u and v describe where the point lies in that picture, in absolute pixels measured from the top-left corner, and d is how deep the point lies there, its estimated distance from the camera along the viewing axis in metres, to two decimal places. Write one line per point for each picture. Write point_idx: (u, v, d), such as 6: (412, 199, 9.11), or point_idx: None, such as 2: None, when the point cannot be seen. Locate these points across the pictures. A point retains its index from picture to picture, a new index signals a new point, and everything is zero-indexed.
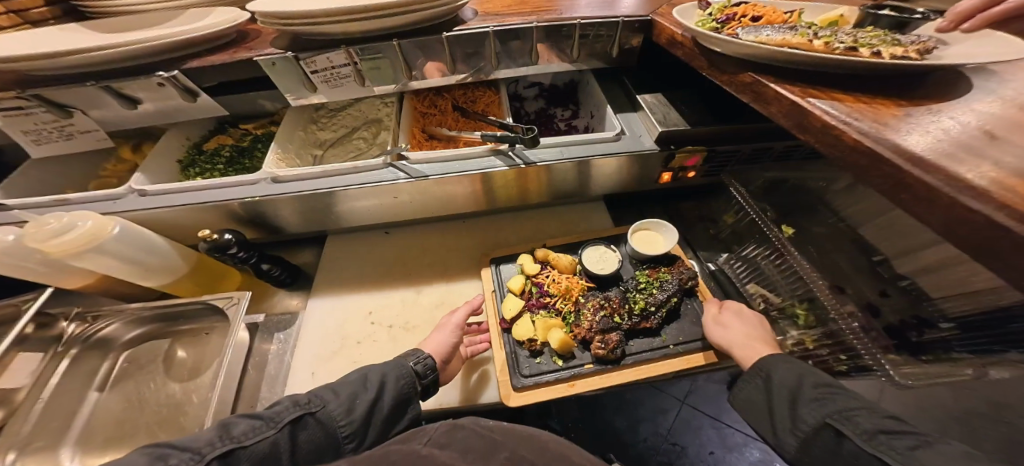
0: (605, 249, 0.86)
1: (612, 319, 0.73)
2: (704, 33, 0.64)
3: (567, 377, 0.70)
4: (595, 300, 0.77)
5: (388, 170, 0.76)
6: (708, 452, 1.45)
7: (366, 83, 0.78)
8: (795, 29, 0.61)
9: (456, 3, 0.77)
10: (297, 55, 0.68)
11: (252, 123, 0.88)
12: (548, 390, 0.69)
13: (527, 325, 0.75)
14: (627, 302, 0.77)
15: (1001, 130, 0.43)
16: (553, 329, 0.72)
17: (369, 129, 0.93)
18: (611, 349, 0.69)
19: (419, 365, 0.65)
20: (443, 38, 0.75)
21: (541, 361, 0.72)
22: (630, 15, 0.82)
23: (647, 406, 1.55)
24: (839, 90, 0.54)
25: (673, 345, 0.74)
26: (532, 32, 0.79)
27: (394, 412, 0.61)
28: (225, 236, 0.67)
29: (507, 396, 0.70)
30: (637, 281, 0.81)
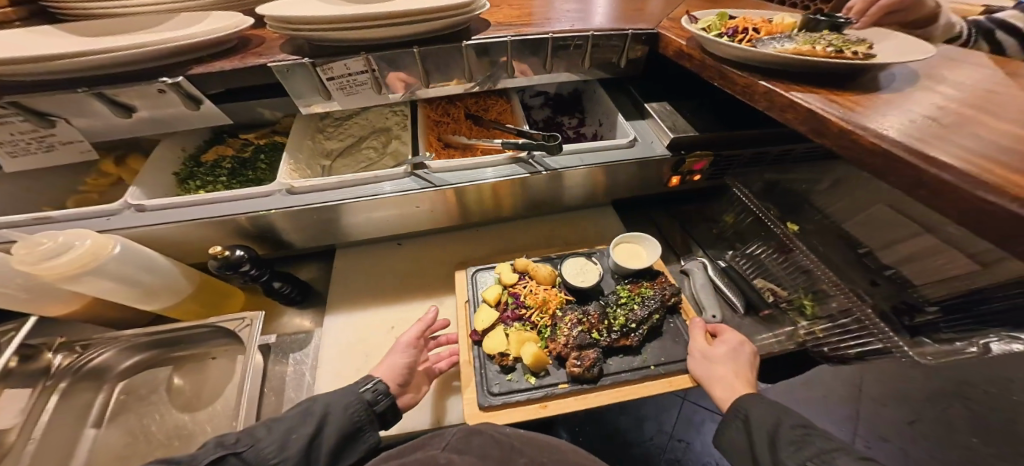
0: (586, 260, 0.84)
1: (590, 334, 0.69)
2: (725, 44, 0.67)
3: (537, 397, 0.65)
4: (573, 315, 0.72)
5: (409, 179, 0.75)
6: (713, 446, 1.47)
7: (382, 91, 0.76)
8: (796, 39, 0.66)
9: (472, 11, 0.77)
10: (314, 61, 0.65)
11: (252, 133, 0.83)
12: (518, 410, 0.64)
13: (499, 338, 0.70)
14: (607, 317, 0.73)
15: (995, 132, 0.48)
16: (527, 344, 0.67)
17: (378, 138, 0.90)
18: (586, 367, 0.65)
19: (370, 392, 0.57)
20: (463, 47, 0.75)
21: (513, 378, 0.67)
22: (637, 29, 0.86)
23: (651, 405, 1.57)
24: (824, 87, 0.63)
25: (654, 365, 0.69)
26: (546, 43, 0.81)
27: (340, 447, 0.53)
28: (237, 253, 0.63)
29: (473, 416, 0.64)
30: (619, 296, 0.77)
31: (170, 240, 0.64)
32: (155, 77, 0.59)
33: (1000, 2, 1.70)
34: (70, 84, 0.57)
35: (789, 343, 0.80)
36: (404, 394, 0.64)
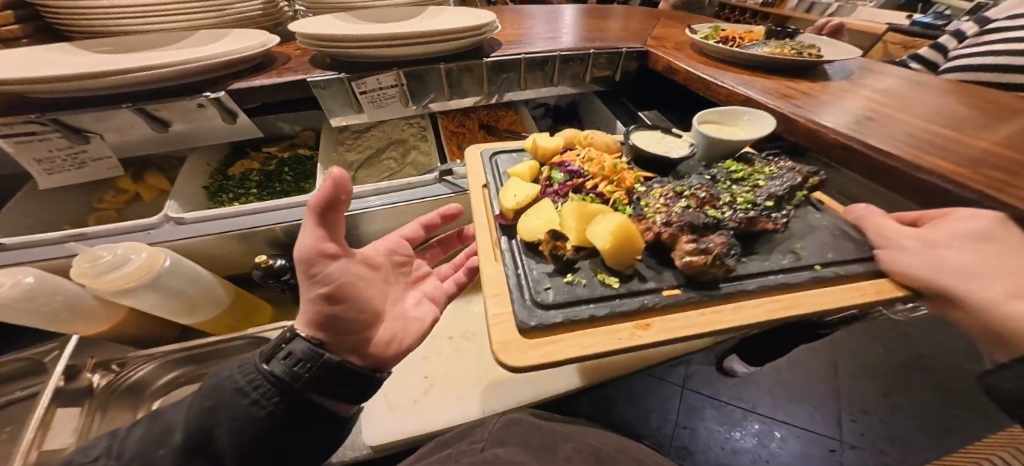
0: (661, 135, 0.83)
1: (708, 212, 0.63)
2: (724, 50, 0.84)
3: (625, 310, 0.53)
4: (672, 190, 0.67)
5: (439, 184, 0.81)
6: (716, 430, 1.57)
7: (409, 103, 0.81)
8: (775, 44, 0.88)
9: (486, 31, 0.84)
10: (351, 76, 0.69)
11: (273, 146, 0.85)
12: (601, 331, 0.52)
13: (545, 220, 0.62)
14: (730, 198, 0.66)
15: (920, 129, 0.61)
16: (599, 218, 0.59)
17: (396, 149, 0.94)
18: (711, 256, 0.54)
19: (283, 364, 0.45)
20: (484, 62, 0.81)
21: (574, 284, 0.57)
22: (630, 46, 0.97)
23: (655, 394, 1.67)
24: (788, 76, 0.84)
25: (818, 266, 0.61)
26: (553, 60, 0.90)
27: (246, 440, 0.42)
28: (279, 262, 0.69)
29: (520, 351, 0.49)
30: (729, 176, 0.73)
31: (206, 249, 0.69)
32: (192, 93, 0.61)
33: (902, 22, 2.04)
34: (99, 102, 0.57)
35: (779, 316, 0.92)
36: (347, 337, 0.52)
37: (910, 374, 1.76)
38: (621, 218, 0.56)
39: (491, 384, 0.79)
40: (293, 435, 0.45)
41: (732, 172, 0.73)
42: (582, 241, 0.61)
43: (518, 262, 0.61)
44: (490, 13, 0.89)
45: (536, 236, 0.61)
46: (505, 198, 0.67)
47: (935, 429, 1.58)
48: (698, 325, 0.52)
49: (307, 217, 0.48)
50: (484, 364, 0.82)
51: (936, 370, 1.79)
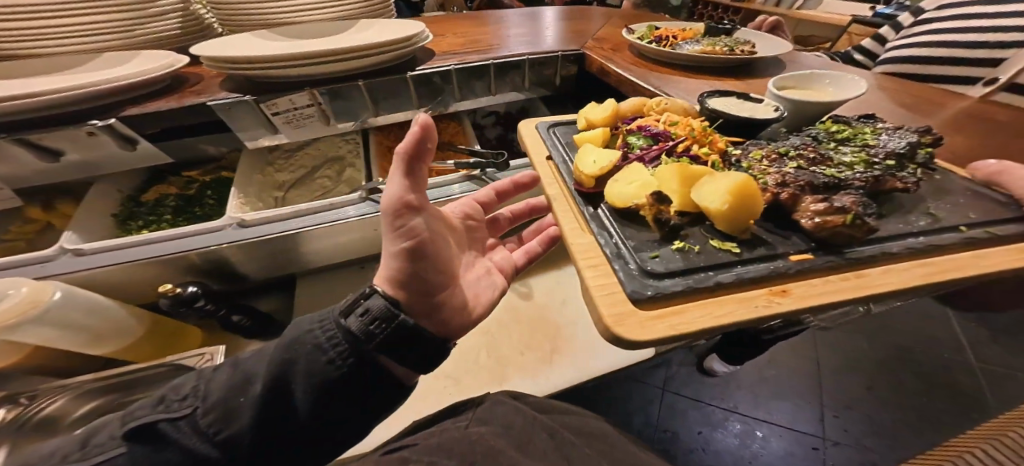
0: (740, 100, 0.78)
1: (829, 171, 0.61)
2: (658, 50, 0.89)
3: (755, 278, 0.50)
4: (778, 152, 0.67)
5: (365, 203, 0.79)
6: (697, 431, 1.55)
7: (330, 121, 0.78)
8: (704, 41, 0.93)
9: (413, 42, 0.79)
10: (258, 98, 0.66)
11: (196, 169, 0.84)
12: (732, 298, 0.49)
13: (640, 184, 0.62)
14: (839, 159, 0.64)
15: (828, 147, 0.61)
16: (708, 179, 0.58)
17: (332, 167, 0.92)
18: (850, 215, 0.51)
19: (359, 322, 0.45)
20: (408, 78, 0.79)
21: (685, 251, 0.54)
22: (566, 50, 0.96)
23: (634, 397, 1.65)
24: (718, 75, 0.90)
25: (963, 227, 0.58)
26: (488, 69, 0.87)
27: (319, 396, 0.44)
28: (188, 289, 0.68)
29: (639, 325, 0.45)
30: (829, 138, 0.70)
31: (114, 280, 0.66)
32: (82, 120, 0.57)
33: (862, 16, 2.07)
34: None
35: None
36: (426, 300, 0.53)
37: (893, 367, 1.75)
38: (739, 176, 0.54)
39: (423, 405, 0.77)
40: (363, 395, 0.46)
41: (835, 133, 0.71)
42: (685, 207, 0.61)
43: (615, 232, 0.60)
44: (418, 22, 0.86)
45: (633, 201, 0.60)
46: (582, 165, 0.68)
47: (910, 421, 1.58)
48: (844, 291, 0.48)
49: (395, 168, 0.46)
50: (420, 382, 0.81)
51: (918, 360, 1.79)
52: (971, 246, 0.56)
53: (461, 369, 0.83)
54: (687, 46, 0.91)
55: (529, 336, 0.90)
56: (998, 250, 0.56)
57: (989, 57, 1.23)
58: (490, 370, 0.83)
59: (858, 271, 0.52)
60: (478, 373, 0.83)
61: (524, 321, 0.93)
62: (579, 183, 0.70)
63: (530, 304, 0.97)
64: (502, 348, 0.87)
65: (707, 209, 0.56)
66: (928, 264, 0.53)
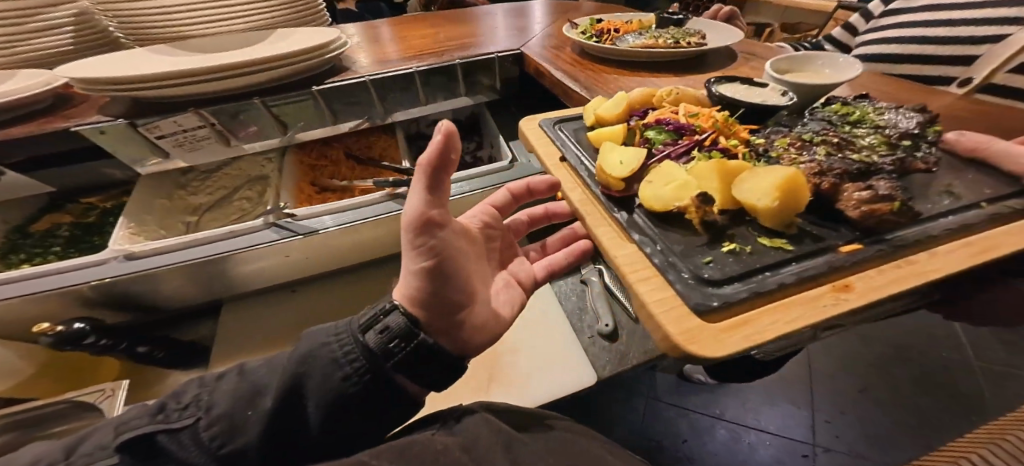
0: (748, 86, 0.72)
1: (853, 159, 0.55)
2: (593, 47, 0.83)
3: (814, 274, 0.41)
4: (796, 139, 0.61)
5: (269, 230, 0.72)
6: (682, 440, 1.47)
7: (231, 141, 0.72)
8: (647, 34, 0.86)
9: (323, 54, 0.74)
10: (132, 122, 0.59)
11: (97, 194, 0.78)
12: (800, 294, 0.40)
13: (680, 184, 0.51)
14: (853, 142, 0.59)
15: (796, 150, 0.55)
16: (744, 175, 0.50)
17: (254, 188, 0.87)
18: (896, 202, 0.45)
19: (378, 338, 0.37)
20: (314, 93, 0.72)
21: (738, 254, 0.45)
22: (502, 51, 0.90)
23: (618, 406, 1.56)
24: (661, 71, 0.83)
25: (986, 204, 0.50)
26: (413, 76, 0.81)
27: (330, 415, 0.35)
28: (74, 326, 0.64)
29: (713, 339, 0.36)
30: (841, 121, 0.64)
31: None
32: None
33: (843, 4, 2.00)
34: None
35: None
36: (443, 320, 0.44)
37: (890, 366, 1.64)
38: (786, 168, 0.45)
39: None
40: (379, 416, 0.38)
41: (844, 115, 0.65)
42: (725, 206, 0.51)
43: (656, 237, 0.50)
44: (335, 28, 0.81)
45: (675, 204, 0.50)
46: (606, 166, 0.57)
47: (906, 421, 1.48)
48: (896, 284, 0.40)
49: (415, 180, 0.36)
50: None
51: (914, 356, 1.68)
52: (954, 239, 0.45)
53: None
54: (627, 41, 0.85)
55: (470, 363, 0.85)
56: None
57: (956, 56, 1.17)
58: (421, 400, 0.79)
59: (907, 258, 0.43)
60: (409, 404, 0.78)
61: None
62: (604, 186, 0.60)
63: None
64: None
65: (751, 207, 0.48)
66: (894, 266, 0.42)
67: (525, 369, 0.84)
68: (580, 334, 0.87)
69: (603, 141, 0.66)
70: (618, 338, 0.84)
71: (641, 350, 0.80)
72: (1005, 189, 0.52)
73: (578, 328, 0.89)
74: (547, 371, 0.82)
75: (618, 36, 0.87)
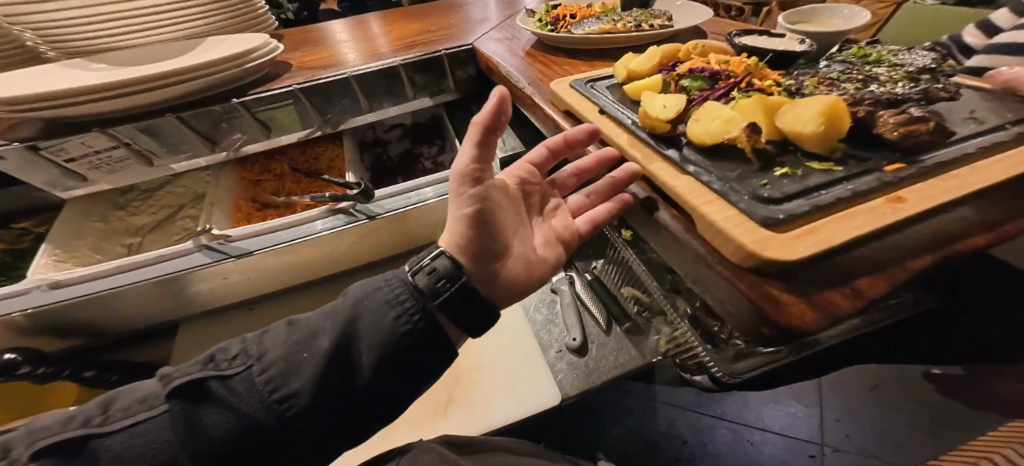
0: (764, 36, 0.60)
1: (881, 88, 0.44)
2: (545, 36, 0.76)
3: (850, 194, 0.32)
4: (814, 77, 0.49)
5: (200, 253, 0.67)
6: (682, 441, 1.40)
7: (154, 161, 0.68)
8: (604, 19, 0.79)
9: (245, 64, 0.69)
10: (32, 144, 0.56)
11: (31, 219, 0.75)
12: (852, 211, 0.31)
13: (727, 117, 0.38)
14: (881, 75, 0.48)
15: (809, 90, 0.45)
16: (785, 106, 0.39)
17: (198, 205, 0.84)
18: (932, 121, 0.37)
19: (427, 278, 0.38)
20: (236, 105, 0.67)
21: (793, 176, 0.35)
22: (450, 47, 0.84)
23: (615, 407, 1.50)
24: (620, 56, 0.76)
25: (1011, 124, 0.40)
26: (349, 82, 0.76)
27: (382, 357, 0.35)
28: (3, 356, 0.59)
29: (781, 243, 0.27)
30: (858, 65, 0.51)
31: None
32: None
33: None
34: None
35: (652, 356, 0.74)
36: (491, 267, 0.42)
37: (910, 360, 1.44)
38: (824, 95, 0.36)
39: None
40: (428, 355, 0.37)
41: (861, 57, 0.55)
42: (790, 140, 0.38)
43: (712, 166, 0.37)
44: (265, 35, 0.77)
45: (725, 135, 0.37)
46: (645, 109, 0.43)
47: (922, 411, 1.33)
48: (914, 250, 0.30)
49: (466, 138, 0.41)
50: None
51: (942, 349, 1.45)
52: (975, 168, 0.36)
53: None
54: (584, 26, 0.77)
55: None
56: None
57: None
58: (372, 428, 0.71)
59: (943, 182, 0.34)
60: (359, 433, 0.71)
61: None
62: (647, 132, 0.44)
63: None
64: None
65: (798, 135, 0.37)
66: (926, 194, 0.32)
67: (484, 389, 0.75)
68: (547, 349, 0.80)
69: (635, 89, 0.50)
70: (587, 352, 0.78)
71: (610, 365, 0.75)
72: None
73: (545, 343, 0.82)
74: (509, 391, 0.75)
75: (576, 22, 0.80)
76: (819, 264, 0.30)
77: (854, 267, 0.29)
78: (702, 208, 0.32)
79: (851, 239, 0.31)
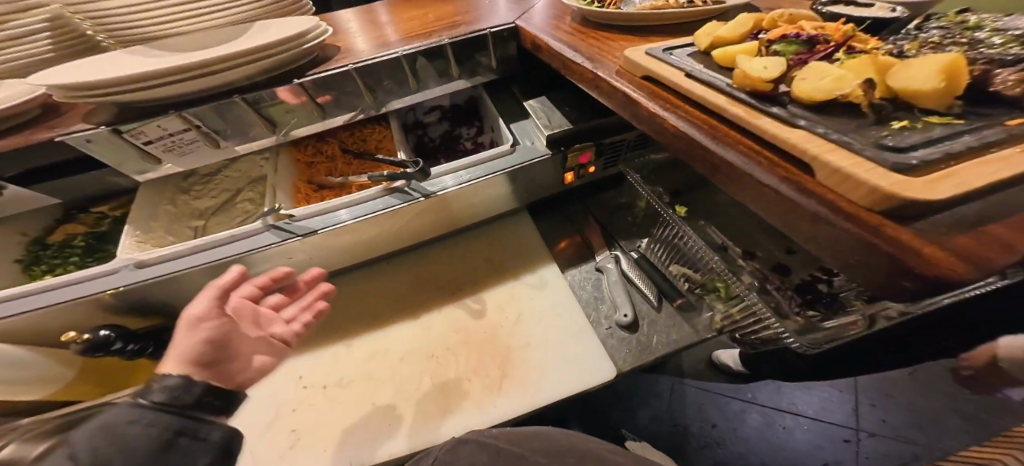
0: (856, 7, 0.55)
1: (998, 48, 0.41)
2: (598, 13, 0.73)
3: (973, 150, 0.32)
4: (918, 40, 0.45)
5: (268, 232, 0.70)
6: (713, 425, 1.39)
7: (220, 143, 0.70)
8: None
9: (304, 45, 0.71)
10: (116, 127, 0.59)
11: (106, 203, 0.79)
12: (981, 163, 0.31)
13: (838, 75, 0.38)
14: (990, 35, 0.45)
15: (913, 51, 0.42)
16: (896, 66, 0.38)
17: (255, 188, 0.86)
18: None
19: (165, 397, 0.43)
20: (298, 86, 0.69)
21: (913, 129, 0.35)
22: (495, 26, 0.81)
23: (642, 389, 1.50)
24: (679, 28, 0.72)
25: None
26: (401, 62, 0.76)
27: (170, 454, 0.39)
28: (99, 334, 0.64)
29: (918, 185, 0.28)
30: (957, 29, 0.48)
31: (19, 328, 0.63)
32: None
33: None
34: None
35: (707, 333, 0.74)
36: (217, 369, 0.53)
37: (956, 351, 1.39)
38: (947, 53, 0.35)
39: (314, 411, 0.73)
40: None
41: (958, 20, 0.49)
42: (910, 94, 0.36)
43: (824, 122, 0.37)
44: (315, 18, 0.77)
45: (839, 92, 0.37)
46: (743, 69, 0.43)
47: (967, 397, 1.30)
48: None
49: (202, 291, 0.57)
50: (356, 409, 0.73)
51: None
52: None
53: (401, 397, 0.74)
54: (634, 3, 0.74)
55: (478, 358, 0.78)
56: None
57: None
58: (432, 400, 0.73)
59: None
60: (420, 404, 0.73)
61: (474, 343, 0.80)
62: (745, 93, 0.43)
63: (481, 324, 0.82)
64: (447, 375, 0.76)
65: (919, 95, 0.36)
66: None
67: (537, 365, 0.76)
68: (598, 325, 0.81)
69: (726, 49, 0.48)
70: (639, 328, 0.78)
71: (663, 341, 0.75)
72: None
73: (595, 320, 0.82)
74: (563, 365, 0.75)
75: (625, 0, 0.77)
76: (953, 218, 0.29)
77: (990, 217, 0.28)
78: (825, 156, 0.33)
79: (984, 197, 0.30)
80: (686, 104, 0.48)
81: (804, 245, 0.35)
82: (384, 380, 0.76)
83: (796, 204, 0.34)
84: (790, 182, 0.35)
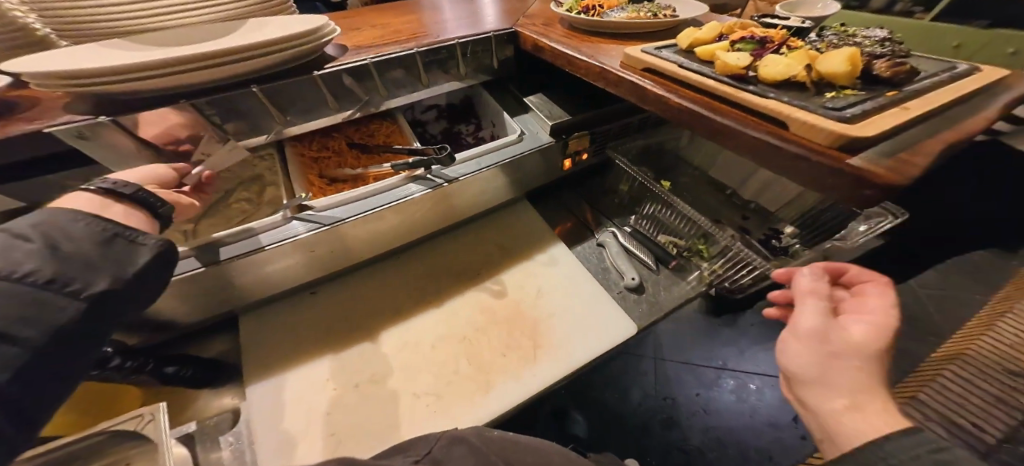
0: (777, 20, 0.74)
1: (873, 48, 0.61)
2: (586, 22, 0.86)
3: (876, 108, 0.48)
4: (827, 41, 0.64)
5: (292, 224, 0.70)
6: (695, 393, 1.56)
7: (225, 138, 0.67)
8: (629, 8, 0.91)
9: (314, 40, 0.71)
10: (116, 119, 0.55)
11: None
12: (881, 116, 0.47)
13: (787, 63, 0.54)
14: (865, 40, 0.66)
15: (827, 49, 0.61)
16: (820, 57, 0.55)
17: (251, 189, 0.80)
18: (909, 66, 0.55)
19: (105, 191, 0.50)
20: (316, 78, 0.71)
21: (839, 97, 0.51)
22: (495, 30, 0.91)
23: (631, 372, 1.64)
24: (651, 35, 0.88)
25: (942, 72, 0.61)
26: (414, 57, 0.81)
27: (107, 248, 0.44)
28: None
29: (856, 127, 0.42)
30: (844, 36, 0.69)
31: None
32: None
33: None
34: None
35: (700, 286, 0.89)
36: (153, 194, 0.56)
37: None
38: (848, 48, 0.53)
39: (368, 396, 0.72)
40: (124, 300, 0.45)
41: (844, 31, 0.71)
42: (831, 75, 0.52)
43: (786, 94, 0.52)
44: (323, 15, 0.78)
45: (789, 73, 0.52)
46: (722, 60, 0.57)
47: None
48: (926, 138, 0.47)
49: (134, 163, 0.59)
50: (397, 402, 0.71)
51: None
52: (937, 94, 0.55)
53: (443, 384, 0.74)
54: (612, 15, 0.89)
55: (510, 333, 0.82)
56: (976, 82, 0.59)
57: None
58: (473, 379, 0.75)
59: (920, 99, 0.53)
60: (461, 385, 0.74)
61: (503, 322, 0.84)
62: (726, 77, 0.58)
63: (504, 302, 0.88)
64: (485, 352, 0.79)
65: (835, 76, 0.52)
66: (919, 107, 0.49)
67: (566, 332, 0.83)
68: (610, 290, 0.91)
69: (703, 46, 0.63)
70: (644, 290, 0.90)
71: (668, 296, 0.88)
72: (950, 66, 0.63)
73: (606, 286, 0.92)
74: (589, 329, 0.83)
75: (603, 11, 0.91)
76: (879, 146, 0.45)
77: (896, 146, 0.45)
78: (796, 113, 0.47)
79: (892, 135, 0.46)
80: (683, 88, 0.61)
81: (795, 177, 0.49)
82: (423, 368, 0.76)
83: (784, 149, 0.48)
84: (776, 135, 0.49)
